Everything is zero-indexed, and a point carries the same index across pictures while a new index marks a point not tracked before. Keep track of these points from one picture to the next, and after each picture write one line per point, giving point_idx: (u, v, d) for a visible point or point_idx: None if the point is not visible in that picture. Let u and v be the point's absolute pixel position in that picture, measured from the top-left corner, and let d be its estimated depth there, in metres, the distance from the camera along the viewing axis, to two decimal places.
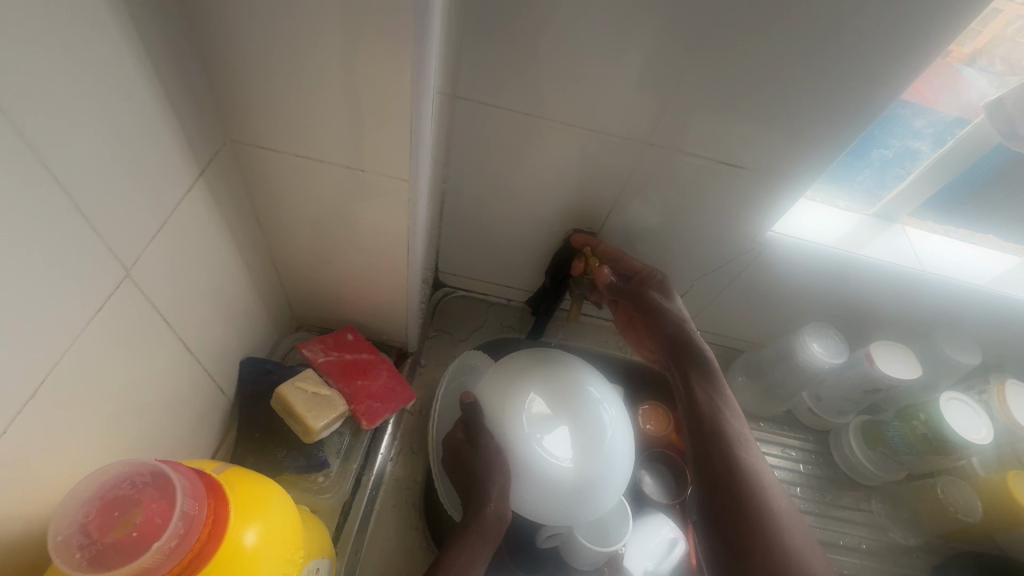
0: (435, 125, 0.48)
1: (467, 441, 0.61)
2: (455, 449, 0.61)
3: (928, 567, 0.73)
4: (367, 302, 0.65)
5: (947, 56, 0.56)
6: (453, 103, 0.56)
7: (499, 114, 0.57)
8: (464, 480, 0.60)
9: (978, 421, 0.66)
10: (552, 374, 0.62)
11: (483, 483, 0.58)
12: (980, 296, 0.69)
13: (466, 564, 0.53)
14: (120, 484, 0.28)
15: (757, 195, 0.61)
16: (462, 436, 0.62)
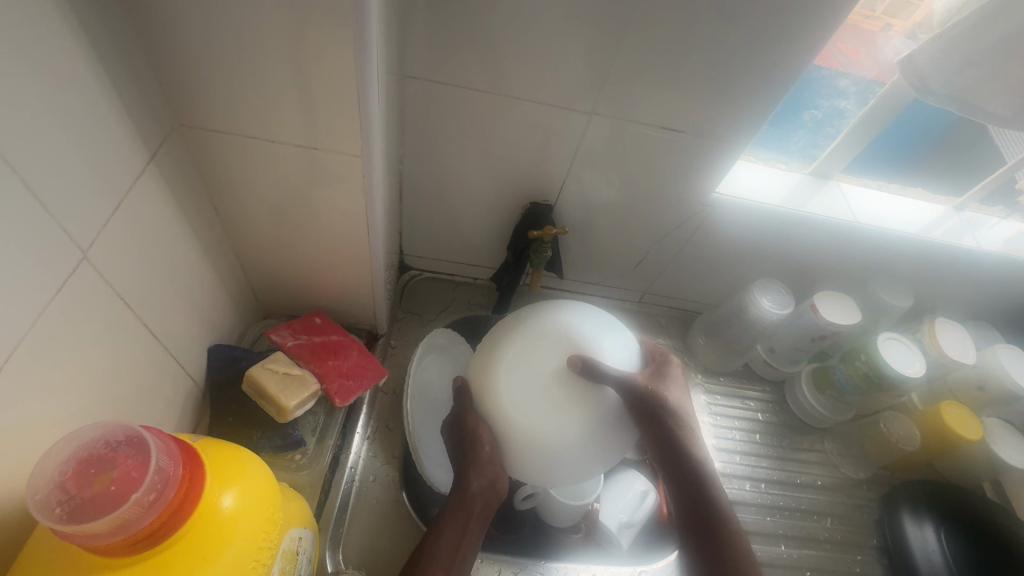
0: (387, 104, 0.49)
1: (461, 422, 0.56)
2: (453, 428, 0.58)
3: (877, 496, 0.80)
4: (333, 286, 0.66)
5: (886, 28, 0.62)
6: (403, 82, 0.57)
7: (449, 91, 0.58)
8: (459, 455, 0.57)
9: (913, 356, 0.72)
10: (537, 338, 0.53)
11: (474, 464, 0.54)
12: (910, 242, 0.74)
13: (449, 538, 0.53)
14: (95, 445, 0.29)
15: (700, 158, 0.64)
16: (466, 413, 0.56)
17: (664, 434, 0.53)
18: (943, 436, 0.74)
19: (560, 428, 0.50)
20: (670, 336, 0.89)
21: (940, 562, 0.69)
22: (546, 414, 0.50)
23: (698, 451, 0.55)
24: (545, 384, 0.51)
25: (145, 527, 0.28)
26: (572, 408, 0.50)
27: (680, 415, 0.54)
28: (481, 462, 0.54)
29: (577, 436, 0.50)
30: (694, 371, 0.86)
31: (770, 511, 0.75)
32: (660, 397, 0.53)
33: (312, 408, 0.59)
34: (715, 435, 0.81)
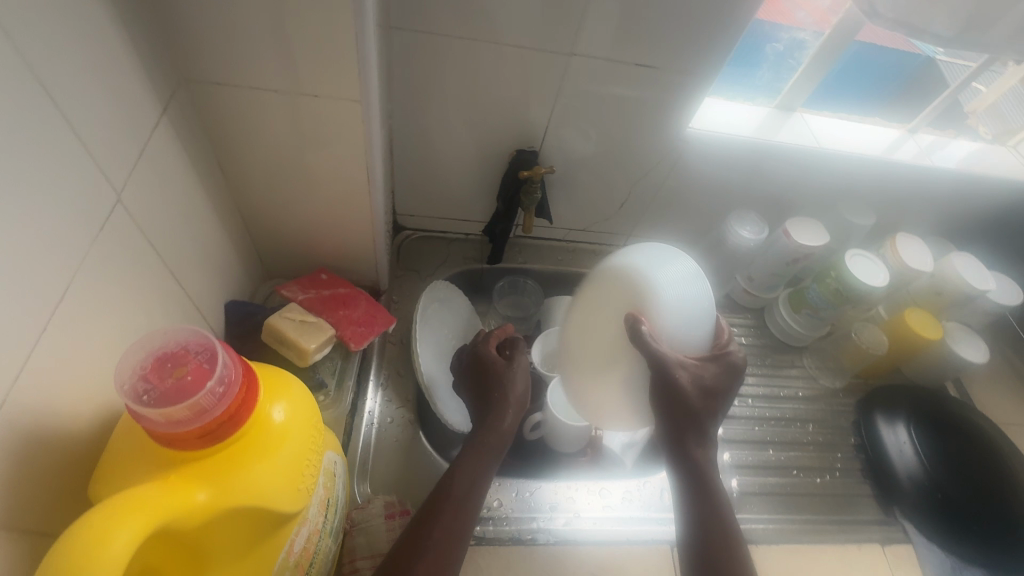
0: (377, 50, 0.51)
1: (482, 364, 0.64)
2: (479, 375, 0.64)
3: (852, 403, 0.87)
4: (336, 243, 0.68)
5: None
6: (389, 35, 0.59)
7: (433, 42, 0.61)
8: (478, 404, 0.62)
9: (877, 268, 0.78)
10: (607, 288, 0.58)
11: (497, 403, 0.60)
12: (870, 165, 0.80)
13: (472, 475, 0.55)
14: (168, 346, 0.33)
15: (675, 94, 0.68)
16: (491, 348, 0.66)
17: (670, 422, 0.56)
18: (906, 337, 0.82)
19: (603, 373, 0.57)
20: None
21: (913, 452, 0.77)
22: (596, 359, 0.58)
23: (697, 452, 0.58)
24: (601, 326, 0.57)
25: (218, 416, 0.31)
26: (617, 361, 0.56)
27: (692, 415, 0.56)
28: (502, 401, 0.61)
29: (610, 380, 0.57)
30: None
31: (757, 422, 0.82)
32: (683, 394, 0.54)
33: (328, 354, 0.62)
34: None
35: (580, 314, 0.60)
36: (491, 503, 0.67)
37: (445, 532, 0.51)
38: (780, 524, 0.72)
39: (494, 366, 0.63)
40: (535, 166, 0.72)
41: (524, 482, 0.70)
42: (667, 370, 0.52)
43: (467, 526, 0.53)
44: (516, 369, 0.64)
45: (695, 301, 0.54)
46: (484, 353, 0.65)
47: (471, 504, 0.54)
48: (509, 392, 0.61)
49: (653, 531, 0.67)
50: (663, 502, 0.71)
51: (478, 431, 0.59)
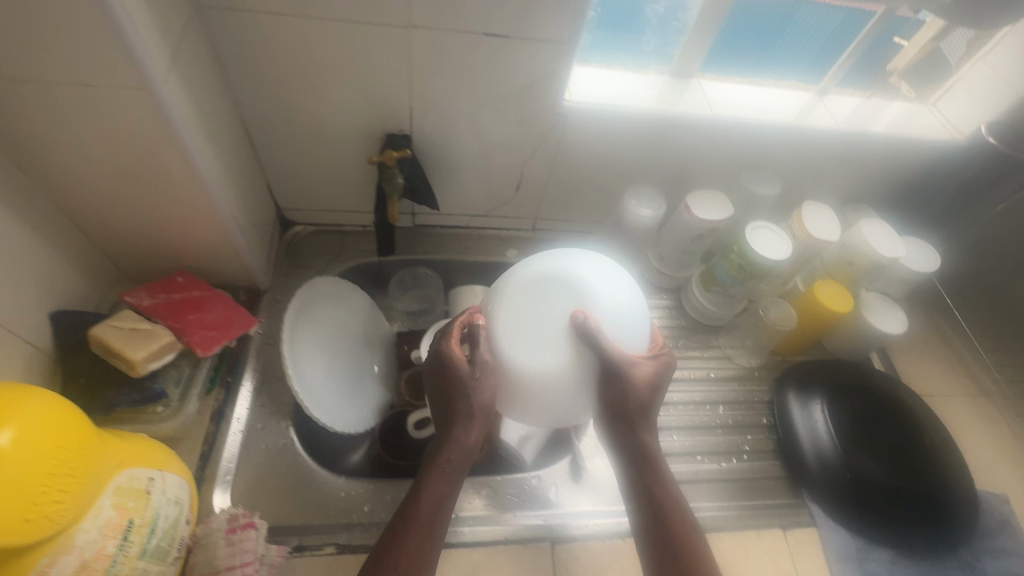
0: (161, 31, 0.46)
1: (447, 368, 0.57)
2: (444, 380, 0.57)
3: (770, 382, 0.84)
4: (190, 244, 0.64)
5: None
6: (203, 15, 0.54)
7: (255, 21, 0.56)
8: (442, 409, 0.58)
9: (780, 242, 0.74)
10: (545, 287, 0.54)
11: (461, 415, 0.55)
12: (771, 131, 0.75)
13: (435, 492, 0.54)
14: None
15: (538, 64, 0.63)
16: (453, 348, 0.58)
17: (618, 413, 0.57)
18: (814, 312, 0.78)
19: (557, 375, 0.53)
20: None
21: (826, 432, 0.74)
22: (546, 361, 0.53)
23: (644, 440, 0.58)
24: (543, 330, 0.53)
25: None
26: (571, 360, 0.53)
27: (641, 408, 0.56)
28: (468, 414, 0.56)
29: (567, 381, 0.54)
30: None
31: (666, 407, 0.79)
32: (636, 392, 0.55)
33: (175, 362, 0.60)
34: None
35: (509, 317, 0.54)
36: (361, 510, 0.62)
37: (414, 558, 0.51)
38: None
39: (459, 372, 0.56)
40: (386, 151, 0.66)
41: (402, 483, 0.65)
42: (626, 372, 0.53)
43: (435, 548, 0.52)
44: (481, 374, 0.55)
45: (626, 292, 0.57)
46: (449, 355, 0.58)
47: (436, 525, 0.53)
48: (473, 402, 0.55)
49: (534, 528, 0.64)
50: (551, 498, 0.67)
51: (442, 444, 0.56)
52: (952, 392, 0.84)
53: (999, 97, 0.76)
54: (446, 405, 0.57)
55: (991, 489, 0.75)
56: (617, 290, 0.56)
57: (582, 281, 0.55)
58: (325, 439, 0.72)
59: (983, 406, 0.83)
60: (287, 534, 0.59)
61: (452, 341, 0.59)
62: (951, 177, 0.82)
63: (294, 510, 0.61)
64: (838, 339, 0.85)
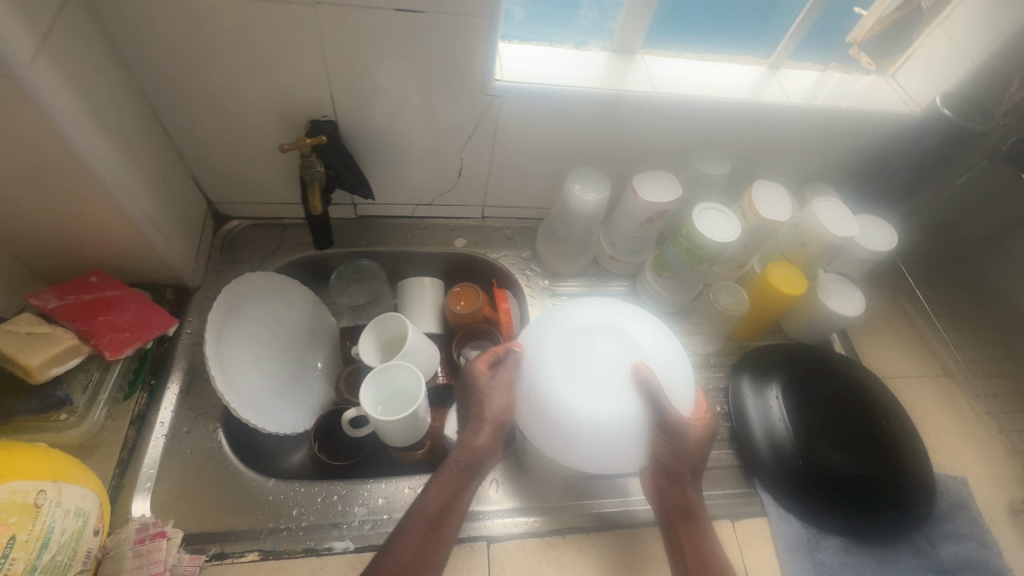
0: (20, 10, 0.43)
1: (477, 389, 0.65)
2: (471, 396, 0.65)
3: (726, 369, 0.81)
4: (101, 241, 0.61)
5: None
6: None
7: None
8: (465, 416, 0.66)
9: (728, 224, 0.71)
10: (604, 347, 0.61)
11: (473, 418, 0.63)
12: (718, 108, 0.71)
13: (444, 492, 0.58)
14: None
15: (459, 40, 0.60)
16: (479, 363, 0.66)
17: (659, 465, 0.62)
18: (767, 295, 0.76)
19: (624, 427, 0.58)
20: (519, 246, 0.88)
21: (780, 418, 0.72)
22: (615, 417, 0.58)
23: (676, 493, 0.62)
24: (606, 387, 0.59)
25: None
26: (637, 414, 0.59)
27: (686, 459, 0.62)
28: (479, 417, 0.63)
29: (634, 432, 0.59)
30: (542, 276, 0.86)
31: None
32: (678, 440, 0.61)
33: (82, 366, 0.58)
34: None
35: (574, 376, 0.60)
36: (289, 513, 0.60)
37: (416, 552, 0.53)
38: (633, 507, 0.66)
39: (478, 384, 0.64)
40: (300, 138, 0.61)
41: (335, 484, 0.62)
42: (675, 424, 0.59)
43: (439, 550, 0.55)
44: (496, 385, 0.65)
45: (668, 350, 0.65)
46: (472, 371, 0.65)
47: (441, 532, 0.56)
48: (487, 407, 0.64)
49: (474, 527, 0.62)
50: (491, 495, 0.65)
51: (455, 447, 0.63)
52: (911, 373, 0.82)
53: (955, 66, 0.73)
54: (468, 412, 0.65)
55: (949, 472, 0.73)
56: (670, 358, 0.64)
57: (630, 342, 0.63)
58: (259, 440, 0.69)
59: (943, 387, 0.81)
60: (207, 541, 0.57)
61: (482, 360, 0.66)
62: (908, 151, 0.79)
63: (217, 516, 0.59)
64: (795, 323, 0.83)
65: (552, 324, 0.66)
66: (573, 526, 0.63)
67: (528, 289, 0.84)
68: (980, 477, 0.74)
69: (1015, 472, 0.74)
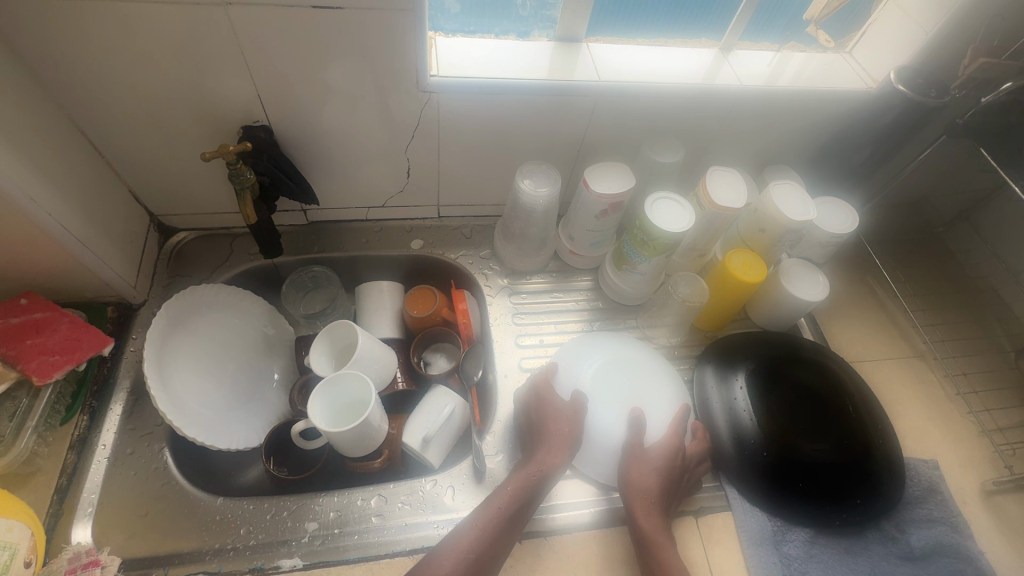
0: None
1: (551, 407, 0.66)
2: (540, 414, 0.67)
3: (691, 360, 0.80)
4: (26, 262, 0.59)
5: None
6: None
7: (37, 8, 0.49)
8: (533, 439, 0.66)
9: (680, 212, 0.69)
10: (603, 380, 0.73)
11: (550, 439, 0.63)
12: (668, 95, 0.69)
13: (517, 497, 0.58)
14: None
15: (387, 36, 0.57)
16: (551, 388, 0.68)
17: (627, 485, 0.62)
18: (727, 283, 0.74)
19: (607, 444, 0.68)
20: (477, 244, 0.86)
21: (745, 407, 0.70)
22: (598, 438, 0.68)
23: (644, 521, 0.59)
24: (598, 415, 0.70)
25: None
26: (614, 438, 0.68)
27: (664, 486, 0.62)
28: (554, 438, 0.63)
29: (608, 452, 0.67)
30: (501, 275, 0.84)
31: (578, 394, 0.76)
32: (655, 467, 0.63)
33: (10, 393, 0.57)
34: (518, 336, 0.79)
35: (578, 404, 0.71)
36: (237, 532, 0.58)
37: (485, 544, 0.54)
38: (591, 509, 0.65)
39: (555, 406, 0.67)
40: (223, 145, 0.60)
41: (286, 499, 0.61)
42: (645, 457, 0.64)
43: (503, 550, 0.55)
44: (568, 412, 0.66)
45: (667, 390, 0.73)
46: (546, 390, 0.68)
47: (509, 533, 0.56)
48: (559, 432, 0.64)
49: (428, 537, 0.60)
50: (447, 502, 0.63)
51: (528, 462, 0.62)
52: (881, 356, 0.80)
53: (911, 38, 0.71)
54: (541, 436, 0.65)
55: (919, 455, 0.72)
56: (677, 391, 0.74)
57: (633, 384, 0.73)
58: (210, 456, 0.67)
59: (912, 367, 0.80)
60: (153, 565, 0.56)
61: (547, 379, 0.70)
62: (867, 128, 0.77)
63: (162, 537, 0.57)
64: (761, 310, 0.81)
65: (572, 365, 0.74)
66: (529, 530, 0.62)
67: (488, 288, 0.83)
68: (951, 457, 0.72)
69: (987, 451, 0.72)
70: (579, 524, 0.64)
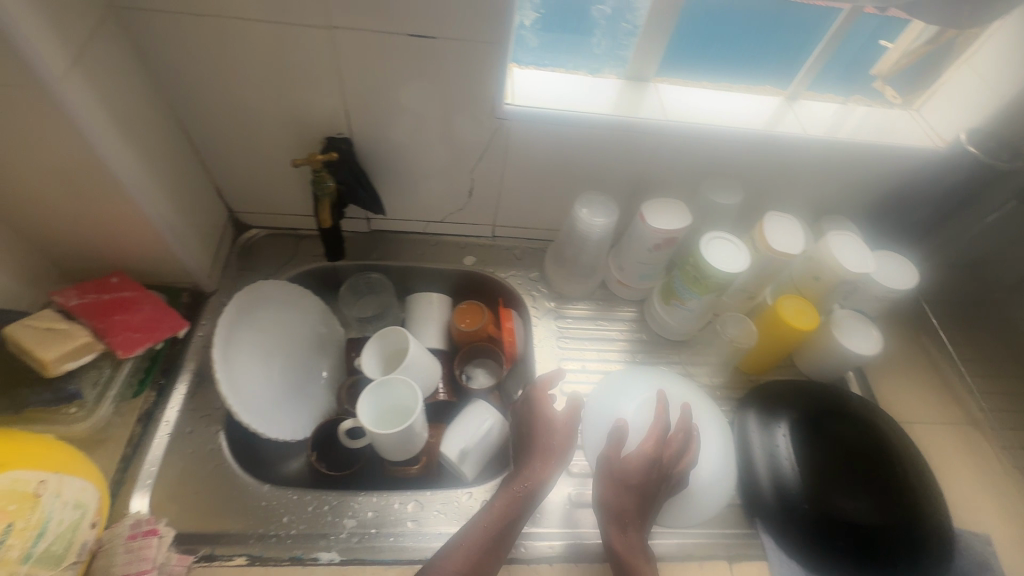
0: (56, 28, 0.46)
1: (541, 417, 0.66)
2: (532, 424, 0.67)
3: (733, 402, 0.79)
4: (121, 247, 0.65)
5: None
6: (120, 16, 0.54)
7: (172, 22, 0.55)
8: (526, 449, 0.66)
9: (736, 253, 0.70)
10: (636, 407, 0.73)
11: (542, 452, 0.64)
12: (732, 137, 0.71)
13: (507, 510, 0.59)
14: None
15: (471, 64, 0.61)
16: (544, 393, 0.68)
17: (601, 503, 0.61)
18: (775, 328, 0.74)
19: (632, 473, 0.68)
20: (527, 266, 0.88)
21: (787, 456, 0.69)
22: None
23: (619, 541, 0.59)
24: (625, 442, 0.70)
25: None
26: None
27: (636, 506, 0.60)
28: (547, 452, 0.64)
29: None
30: (548, 298, 0.86)
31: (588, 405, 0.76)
32: (629, 485, 0.61)
33: (95, 362, 0.61)
34: (560, 359, 0.80)
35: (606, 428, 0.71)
36: (280, 520, 0.61)
37: (473, 560, 0.54)
38: (561, 543, 0.65)
39: (545, 410, 0.66)
40: (312, 154, 0.64)
41: (328, 493, 0.63)
42: (619, 473, 0.61)
43: (495, 562, 0.56)
44: (563, 423, 0.66)
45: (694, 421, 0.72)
46: (537, 393, 0.68)
47: (498, 543, 0.57)
48: (552, 443, 0.64)
49: None
50: None
51: (520, 474, 0.63)
52: (932, 419, 0.78)
53: (981, 101, 0.71)
54: (532, 446, 0.65)
55: (971, 527, 0.69)
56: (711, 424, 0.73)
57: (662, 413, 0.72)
58: (259, 444, 0.71)
59: (966, 434, 0.77)
60: (200, 543, 0.58)
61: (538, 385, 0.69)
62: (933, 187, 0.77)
63: (210, 517, 0.60)
64: (808, 358, 0.80)
65: (611, 398, 0.75)
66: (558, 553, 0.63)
67: (533, 310, 0.84)
68: (1005, 535, 0.68)
69: None
70: (550, 554, 0.64)
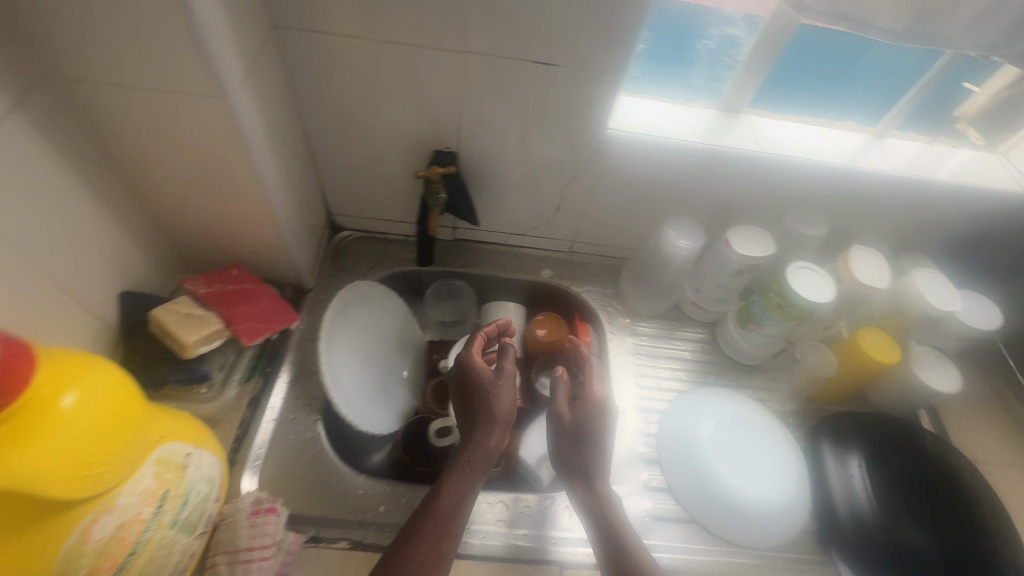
0: (239, 45, 0.51)
1: (474, 381, 0.64)
2: (466, 391, 0.64)
3: (805, 430, 0.80)
4: (243, 241, 0.70)
5: None
6: (277, 33, 0.60)
7: (321, 41, 0.60)
8: (466, 417, 0.63)
9: (822, 283, 0.72)
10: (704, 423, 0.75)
11: (483, 417, 0.61)
12: (823, 172, 0.73)
13: (459, 483, 0.57)
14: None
15: (585, 91, 0.65)
16: (474, 355, 0.66)
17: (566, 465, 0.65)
18: (855, 358, 0.75)
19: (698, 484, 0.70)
20: (601, 282, 0.91)
21: (864, 487, 0.70)
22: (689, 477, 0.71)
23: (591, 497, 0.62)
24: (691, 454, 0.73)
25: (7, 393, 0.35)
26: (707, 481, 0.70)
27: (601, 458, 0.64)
28: (490, 419, 0.61)
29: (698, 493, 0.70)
30: (622, 315, 0.88)
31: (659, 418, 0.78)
32: (584, 444, 0.65)
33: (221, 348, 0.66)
34: (637, 375, 0.83)
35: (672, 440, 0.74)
36: (377, 509, 0.64)
37: (433, 544, 0.52)
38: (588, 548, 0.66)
39: (479, 377, 0.63)
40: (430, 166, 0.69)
41: (420, 488, 0.66)
42: (573, 433, 0.66)
43: (453, 541, 0.53)
44: (500, 385, 0.64)
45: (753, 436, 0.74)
46: (468, 362, 0.65)
47: (457, 514, 0.55)
48: (494, 406, 0.62)
49: (548, 550, 0.65)
50: (563, 522, 0.67)
51: (462, 449, 0.60)
52: (1009, 462, 0.78)
53: None
54: (470, 410, 0.63)
55: None
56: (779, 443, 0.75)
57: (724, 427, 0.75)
58: (349, 436, 0.74)
59: None
60: (304, 525, 0.62)
61: (468, 350, 0.67)
62: None
63: (313, 500, 0.64)
64: (882, 392, 0.81)
65: (687, 419, 0.76)
66: None
67: (608, 325, 0.87)
68: None
69: None
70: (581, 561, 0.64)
